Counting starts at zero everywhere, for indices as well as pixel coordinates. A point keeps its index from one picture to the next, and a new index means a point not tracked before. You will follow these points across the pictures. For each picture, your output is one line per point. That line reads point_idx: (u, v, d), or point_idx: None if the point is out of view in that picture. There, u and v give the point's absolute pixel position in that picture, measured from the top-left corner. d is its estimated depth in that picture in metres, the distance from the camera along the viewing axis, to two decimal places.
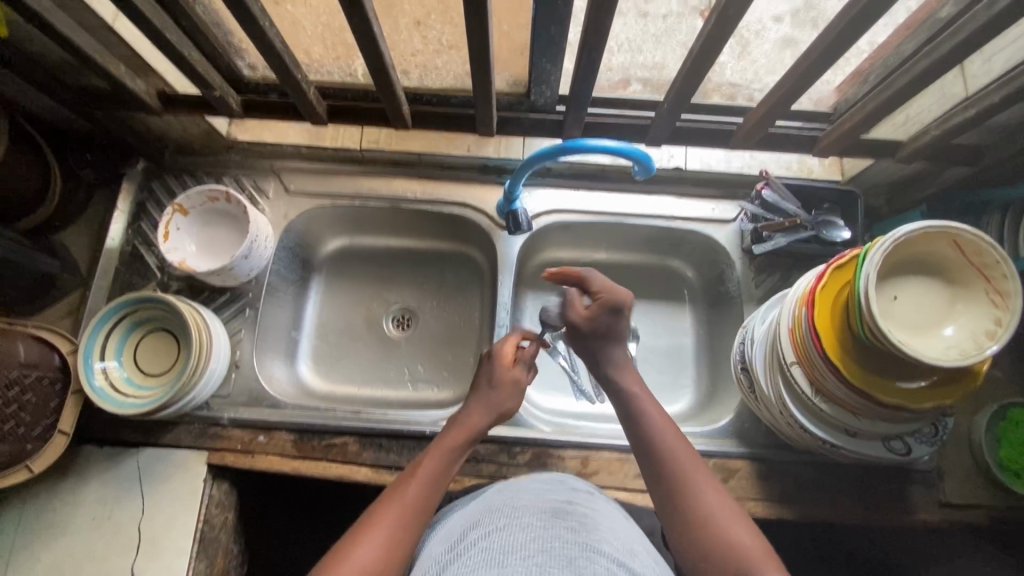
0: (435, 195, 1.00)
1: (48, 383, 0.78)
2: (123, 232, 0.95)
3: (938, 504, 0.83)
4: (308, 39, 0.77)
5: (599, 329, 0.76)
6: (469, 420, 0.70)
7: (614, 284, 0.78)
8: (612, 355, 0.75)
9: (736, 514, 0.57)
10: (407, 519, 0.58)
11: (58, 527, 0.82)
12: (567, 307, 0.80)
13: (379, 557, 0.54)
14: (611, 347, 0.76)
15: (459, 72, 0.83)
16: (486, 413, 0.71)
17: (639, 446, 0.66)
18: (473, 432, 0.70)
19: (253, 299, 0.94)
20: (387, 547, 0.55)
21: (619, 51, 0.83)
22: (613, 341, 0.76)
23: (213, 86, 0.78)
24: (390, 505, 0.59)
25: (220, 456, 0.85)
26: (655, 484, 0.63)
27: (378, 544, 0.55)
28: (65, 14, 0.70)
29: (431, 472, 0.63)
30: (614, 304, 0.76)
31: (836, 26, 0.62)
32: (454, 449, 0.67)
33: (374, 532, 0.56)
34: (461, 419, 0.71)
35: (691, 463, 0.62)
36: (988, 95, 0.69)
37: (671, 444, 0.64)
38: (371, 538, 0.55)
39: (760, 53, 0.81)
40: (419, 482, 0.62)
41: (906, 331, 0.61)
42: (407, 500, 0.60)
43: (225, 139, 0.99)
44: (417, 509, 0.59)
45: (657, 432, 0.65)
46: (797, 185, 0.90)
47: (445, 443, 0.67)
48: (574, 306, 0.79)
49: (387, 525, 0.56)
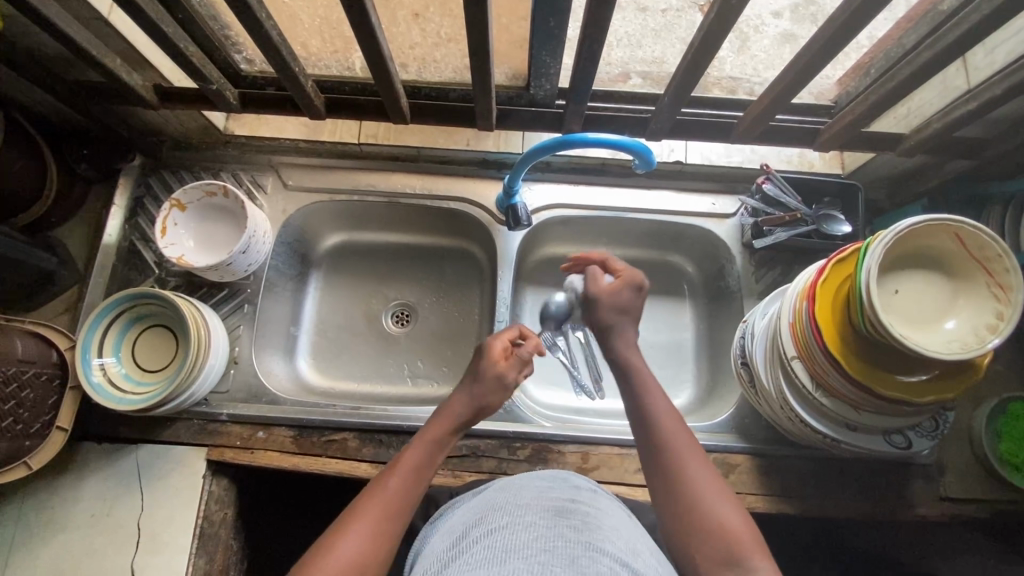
0: (435, 189, 1.00)
1: (46, 379, 0.77)
2: (120, 228, 0.94)
3: (938, 498, 0.83)
4: (306, 32, 0.77)
5: (621, 304, 0.76)
6: (453, 409, 0.68)
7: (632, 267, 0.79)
8: (626, 331, 0.74)
9: (734, 508, 0.56)
10: (389, 514, 0.57)
11: (57, 524, 0.81)
12: (589, 279, 0.79)
13: (363, 552, 0.54)
14: (625, 326, 0.75)
15: (458, 66, 0.82)
16: (472, 403, 0.69)
17: (642, 438, 0.64)
18: (459, 422, 0.68)
19: (251, 295, 0.93)
20: (371, 541, 0.55)
21: (619, 46, 0.82)
22: (629, 321, 0.75)
23: (211, 80, 0.78)
24: (373, 500, 0.58)
25: (219, 452, 0.85)
26: (654, 478, 0.61)
27: (361, 538, 0.54)
28: (61, 6, 0.69)
29: (414, 465, 0.62)
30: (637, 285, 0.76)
31: (838, 18, 0.61)
32: (439, 441, 0.66)
33: (358, 525, 0.55)
34: (448, 409, 0.69)
35: (693, 457, 0.61)
36: (991, 87, 0.69)
37: (674, 436, 0.62)
38: (355, 532, 0.55)
39: (759, 48, 0.81)
40: (402, 475, 0.61)
41: (907, 324, 0.61)
42: (390, 494, 0.59)
43: (223, 133, 1.00)
44: (400, 503, 0.59)
45: (660, 424, 0.64)
46: (798, 179, 0.90)
47: (430, 435, 0.66)
48: (595, 277, 0.79)
49: (371, 520, 0.56)
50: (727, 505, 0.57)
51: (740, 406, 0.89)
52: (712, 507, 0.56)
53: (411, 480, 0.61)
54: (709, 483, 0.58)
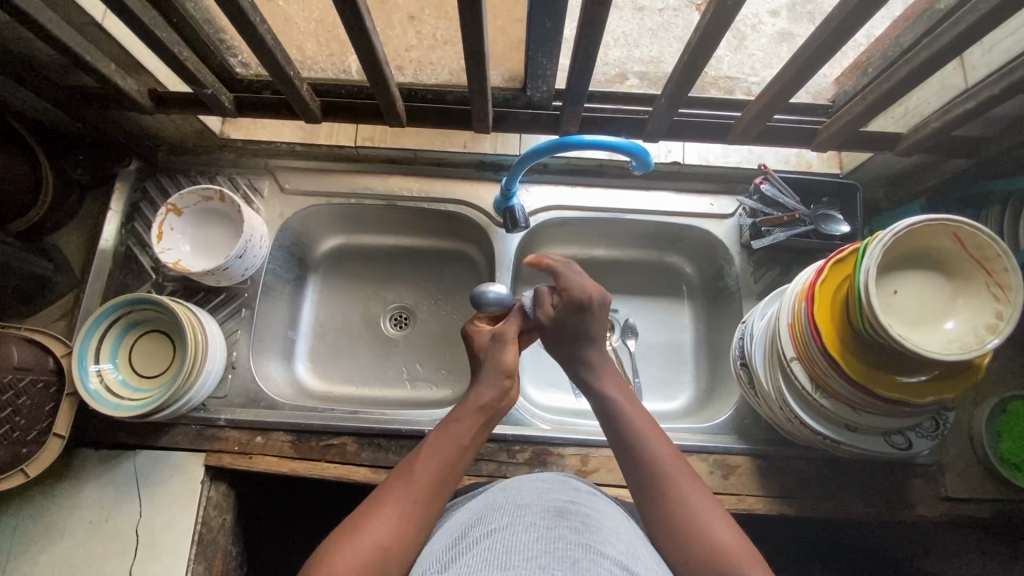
0: (432, 192, 0.99)
1: (42, 387, 0.77)
2: (116, 233, 0.94)
3: (940, 499, 0.83)
4: (301, 36, 0.77)
5: (569, 330, 0.75)
6: (479, 394, 0.71)
7: (587, 280, 0.75)
8: (587, 356, 0.75)
9: (722, 517, 0.57)
10: (420, 502, 0.58)
11: (54, 531, 0.81)
12: (536, 304, 0.78)
13: (390, 538, 0.54)
14: (586, 349, 0.75)
15: (455, 68, 0.82)
16: (495, 382, 0.72)
17: (620, 450, 0.65)
18: (483, 403, 0.70)
19: (248, 299, 0.93)
20: (399, 527, 0.56)
21: (616, 45, 0.84)
22: (586, 343, 0.75)
23: (205, 84, 0.77)
24: (396, 489, 0.59)
25: (217, 458, 0.85)
26: (637, 489, 0.62)
27: (389, 523, 0.55)
28: (53, 12, 0.69)
29: (443, 448, 0.64)
30: (581, 302, 0.74)
31: (835, 18, 0.61)
32: (470, 424, 0.68)
33: (386, 509, 0.56)
34: (472, 393, 0.71)
35: (677, 468, 0.62)
36: (989, 86, 0.68)
37: (658, 448, 0.63)
38: (380, 518, 0.56)
39: (756, 47, 0.82)
40: (428, 463, 0.62)
41: (907, 325, 0.60)
42: (416, 480, 0.60)
43: (219, 137, 0.99)
44: (427, 491, 0.59)
45: (640, 436, 0.65)
46: (795, 178, 0.90)
47: (452, 423, 0.67)
48: (544, 303, 0.78)
49: (399, 507, 0.57)
50: (718, 515, 0.57)
51: (739, 407, 0.89)
52: (702, 515, 0.57)
53: (441, 466, 0.62)
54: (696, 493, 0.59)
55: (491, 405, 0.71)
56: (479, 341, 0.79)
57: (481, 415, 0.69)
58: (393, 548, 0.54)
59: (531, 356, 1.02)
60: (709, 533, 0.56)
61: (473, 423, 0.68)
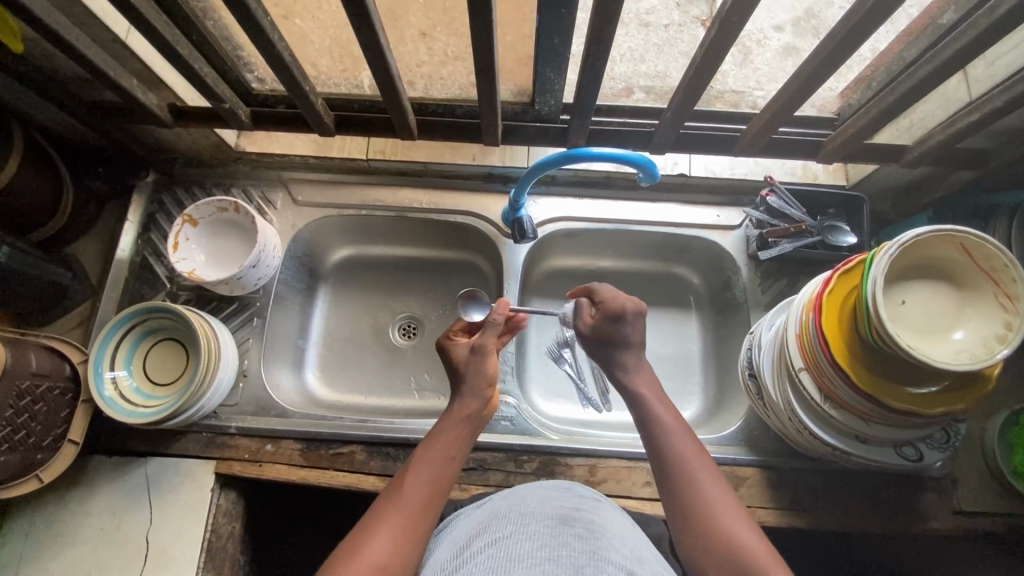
0: (441, 204, 1.01)
1: (58, 393, 0.78)
2: (133, 243, 0.96)
3: (952, 512, 0.82)
4: (317, 52, 0.79)
5: (603, 335, 0.76)
6: (461, 405, 0.71)
7: (618, 295, 0.76)
8: (619, 360, 0.75)
9: (745, 523, 0.57)
10: (416, 518, 0.59)
11: (67, 537, 0.82)
12: (575, 316, 0.80)
13: (391, 557, 0.54)
14: (618, 352, 0.75)
15: (464, 82, 0.84)
16: (478, 393, 0.71)
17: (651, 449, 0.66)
18: (469, 415, 0.70)
19: (260, 308, 0.95)
20: (397, 547, 0.55)
21: (622, 60, 0.87)
22: (619, 348, 0.75)
23: (223, 98, 0.80)
24: (394, 507, 0.59)
25: (228, 465, 0.86)
26: (666, 494, 0.62)
27: (386, 540, 0.55)
28: (81, 31, 0.71)
29: (433, 463, 0.64)
30: (615, 310, 0.74)
31: (837, 35, 0.62)
32: (452, 434, 0.68)
33: (381, 528, 0.57)
34: (456, 404, 0.71)
35: (706, 474, 0.61)
36: (989, 101, 0.69)
37: (687, 454, 0.63)
38: (379, 537, 0.56)
39: (762, 61, 0.85)
40: (422, 474, 0.62)
41: (918, 337, 0.60)
42: (410, 493, 0.60)
43: (234, 150, 1.01)
44: (421, 506, 0.60)
45: (669, 436, 0.65)
46: (802, 191, 0.91)
47: (440, 433, 0.68)
48: (582, 316, 0.80)
49: (394, 523, 0.57)
50: (738, 516, 0.57)
51: (748, 418, 0.89)
52: (727, 519, 0.57)
53: (432, 479, 0.62)
54: (724, 498, 0.59)
55: (474, 416, 0.71)
56: (456, 353, 0.76)
57: (465, 428, 0.69)
58: (392, 565, 0.54)
59: (538, 365, 1.02)
60: (738, 536, 0.55)
61: (458, 433, 0.68)
